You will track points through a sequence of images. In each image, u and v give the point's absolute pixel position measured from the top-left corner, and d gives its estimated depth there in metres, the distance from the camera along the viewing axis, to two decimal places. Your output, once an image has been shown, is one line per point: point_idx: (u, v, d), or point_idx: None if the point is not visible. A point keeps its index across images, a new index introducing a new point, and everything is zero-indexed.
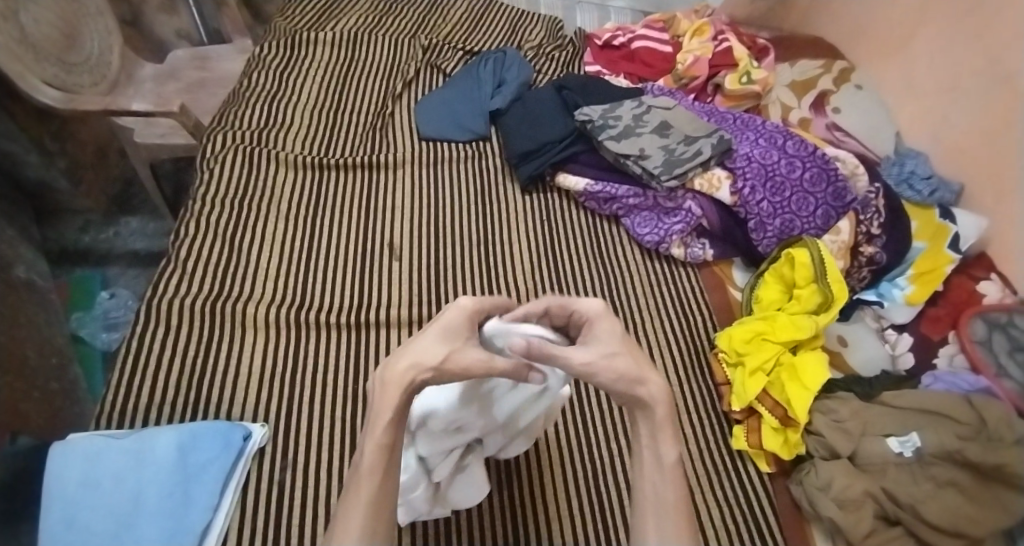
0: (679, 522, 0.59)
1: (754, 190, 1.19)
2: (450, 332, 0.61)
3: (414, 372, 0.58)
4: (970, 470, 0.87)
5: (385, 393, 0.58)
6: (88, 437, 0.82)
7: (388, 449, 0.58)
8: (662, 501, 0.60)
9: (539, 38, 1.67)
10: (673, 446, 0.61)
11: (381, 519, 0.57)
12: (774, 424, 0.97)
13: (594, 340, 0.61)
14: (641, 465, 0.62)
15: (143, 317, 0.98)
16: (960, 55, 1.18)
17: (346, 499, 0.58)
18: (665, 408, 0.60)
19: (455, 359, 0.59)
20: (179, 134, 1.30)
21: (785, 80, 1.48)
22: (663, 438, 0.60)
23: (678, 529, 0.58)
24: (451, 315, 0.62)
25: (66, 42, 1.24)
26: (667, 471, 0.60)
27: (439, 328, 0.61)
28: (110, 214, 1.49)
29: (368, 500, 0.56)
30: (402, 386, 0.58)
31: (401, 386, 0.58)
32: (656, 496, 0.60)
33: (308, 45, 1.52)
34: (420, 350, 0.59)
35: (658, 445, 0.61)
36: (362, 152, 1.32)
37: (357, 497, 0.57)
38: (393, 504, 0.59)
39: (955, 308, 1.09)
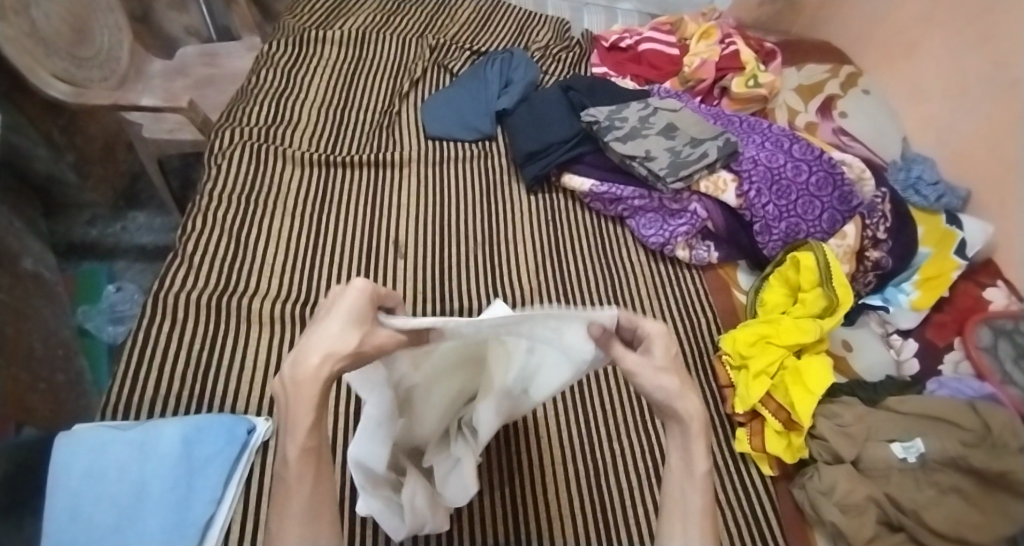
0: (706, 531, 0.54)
1: (759, 193, 1.18)
2: (360, 315, 0.50)
3: (329, 367, 0.48)
4: (974, 478, 0.86)
5: (299, 397, 0.48)
6: (94, 428, 0.83)
7: (316, 451, 0.50)
8: (690, 508, 0.55)
9: (546, 39, 1.68)
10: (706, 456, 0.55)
11: (324, 528, 0.50)
12: (777, 428, 0.97)
13: (646, 355, 0.57)
14: (669, 471, 0.58)
15: (148, 311, 0.99)
16: (968, 61, 1.18)
17: (277, 506, 0.51)
18: (696, 415, 0.55)
19: (373, 340, 0.50)
20: (187, 130, 1.30)
21: (792, 84, 1.48)
22: (694, 446, 0.56)
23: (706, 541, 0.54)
24: (348, 299, 0.50)
25: (77, 37, 1.24)
26: (698, 481, 0.55)
27: (342, 315, 0.50)
28: (117, 209, 1.50)
29: (305, 494, 0.50)
30: (319, 382, 0.48)
31: (315, 385, 0.48)
32: (683, 505, 0.56)
33: (316, 43, 1.52)
34: (327, 340, 0.49)
35: (689, 453, 0.56)
36: (369, 150, 1.32)
37: (289, 508, 0.50)
38: (333, 502, 0.52)
39: (961, 314, 1.08)
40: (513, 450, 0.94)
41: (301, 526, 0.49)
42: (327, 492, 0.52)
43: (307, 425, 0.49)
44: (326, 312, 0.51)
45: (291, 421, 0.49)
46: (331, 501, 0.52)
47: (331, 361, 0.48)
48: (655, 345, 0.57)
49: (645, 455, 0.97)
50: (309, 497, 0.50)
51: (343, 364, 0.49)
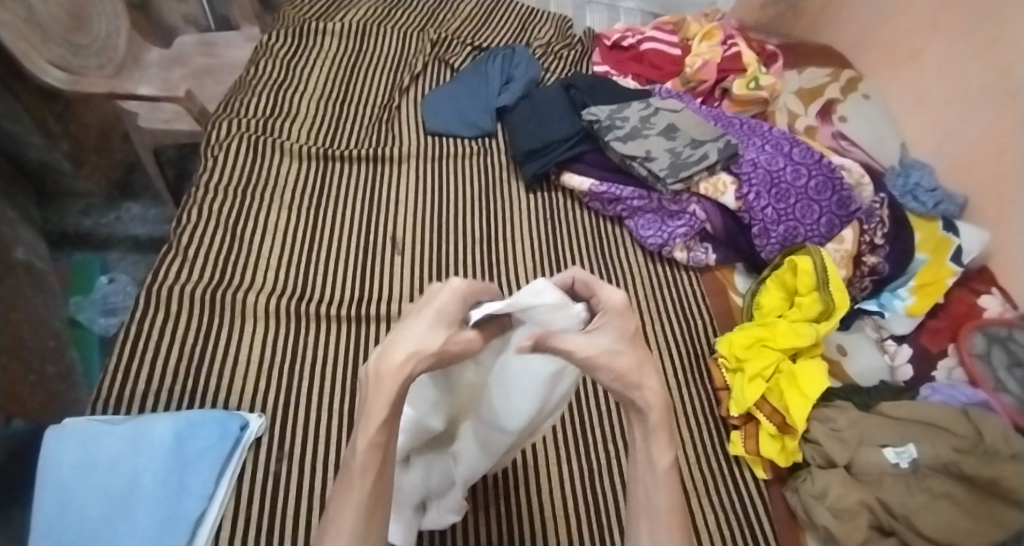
0: (673, 524, 0.57)
1: (759, 196, 1.18)
2: (447, 315, 0.56)
3: (412, 364, 0.54)
4: (966, 484, 0.87)
5: (379, 387, 0.53)
6: (85, 421, 0.82)
7: (382, 450, 0.55)
8: (656, 505, 0.58)
9: (548, 36, 1.67)
10: (668, 452, 0.58)
11: (372, 531, 0.54)
12: (771, 431, 0.97)
13: (600, 333, 0.58)
14: (637, 469, 0.60)
15: (142, 304, 0.98)
16: (968, 68, 1.18)
17: (337, 499, 0.55)
18: (657, 409, 0.58)
19: (456, 341, 0.56)
20: (184, 120, 1.29)
21: (792, 87, 1.47)
22: (658, 444, 0.58)
23: (673, 535, 0.57)
24: (443, 298, 0.57)
25: (73, 23, 1.23)
26: (661, 476, 0.58)
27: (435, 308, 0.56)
28: (112, 199, 1.48)
29: (364, 491, 0.54)
30: (402, 377, 0.53)
31: (396, 379, 0.53)
32: (649, 503, 0.58)
33: (317, 35, 1.51)
34: (416, 338, 0.54)
35: (651, 451, 0.58)
36: (368, 144, 1.31)
37: (347, 502, 0.54)
38: (385, 506, 0.56)
39: (954, 321, 1.09)
40: None
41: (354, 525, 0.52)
42: (383, 496, 0.56)
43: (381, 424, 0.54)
44: (417, 312, 0.57)
45: (368, 418, 0.54)
46: (384, 504, 0.56)
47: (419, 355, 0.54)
48: (610, 321, 0.58)
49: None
50: (369, 496, 0.54)
51: (427, 362, 0.55)
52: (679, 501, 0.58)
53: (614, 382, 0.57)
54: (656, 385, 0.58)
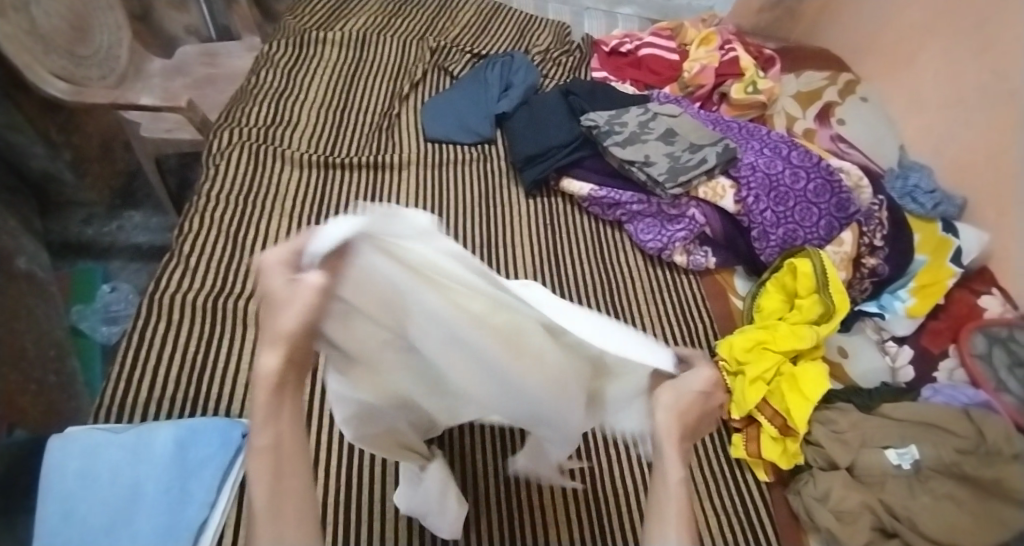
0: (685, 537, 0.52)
1: (758, 199, 1.19)
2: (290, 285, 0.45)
3: (280, 352, 0.45)
4: (968, 485, 0.87)
5: (255, 386, 0.46)
6: (87, 430, 0.83)
7: (275, 446, 0.46)
8: (667, 512, 0.53)
9: (546, 43, 1.68)
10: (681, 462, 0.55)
11: (291, 532, 0.46)
12: (773, 433, 0.98)
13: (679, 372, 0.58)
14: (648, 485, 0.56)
15: (144, 312, 0.98)
16: (966, 71, 1.18)
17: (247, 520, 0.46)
18: (669, 429, 0.55)
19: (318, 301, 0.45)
20: (186, 129, 1.30)
21: (790, 91, 1.48)
22: (667, 454, 0.55)
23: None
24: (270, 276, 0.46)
25: (76, 35, 1.24)
26: (673, 485, 0.54)
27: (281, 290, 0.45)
28: (114, 208, 1.49)
29: (272, 486, 0.46)
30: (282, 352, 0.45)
31: (266, 373, 0.45)
32: (660, 510, 0.53)
33: (317, 44, 1.52)
34: (275, 320, 0.45)
35: (661, 461, 0.55)
36: (367, 152, 1.32)
37: (252, 507, 0.45)
38: (302, 499, 0.47)
39: (955, 322, 1.09)
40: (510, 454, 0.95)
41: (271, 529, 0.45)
42: (300, 490, 0.47)
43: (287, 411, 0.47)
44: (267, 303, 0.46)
45: (267, 410, 0.46)
46: (302, 497, 0.48)
47: (292, 340, 0.45)
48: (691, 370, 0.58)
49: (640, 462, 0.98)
50: (272, 493, 0.46)
51: (298, 336, 0.45)
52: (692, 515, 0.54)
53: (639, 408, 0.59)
54: (670, 413, 0.56)
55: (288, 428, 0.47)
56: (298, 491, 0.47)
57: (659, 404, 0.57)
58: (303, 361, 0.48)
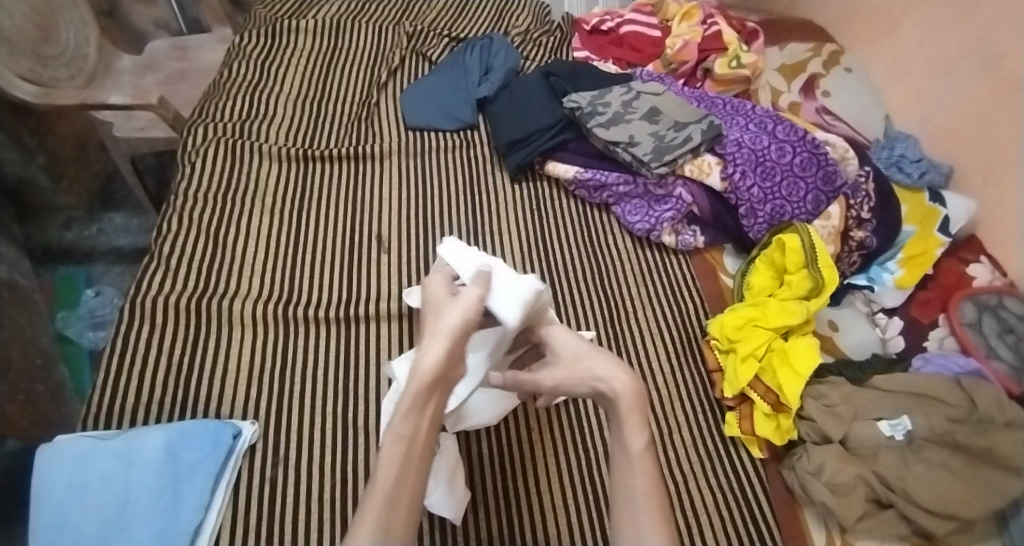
0: (658, 517, 0.61)
1: (744, 175, 1.17)
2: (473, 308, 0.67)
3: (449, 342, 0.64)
4: (961, 454, 0.88)
5: (421, 397, 0.62)
6: (75, 439, 0.81)
7: (405, 441, 0.61)
8: (634, 493, 0.62)
9: (526, 23, 1.65)
10: (641, 434, 0.64)
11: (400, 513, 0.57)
12: (766, 410, 0.97)
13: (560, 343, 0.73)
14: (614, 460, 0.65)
15: (127, 317, 0.97)
16: (951, 36, 1.17)
17: (368, 506, 0.57)
18: (628, 397, 0.65)
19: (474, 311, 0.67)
20: (160, 127, 1.26)
21: (774, 64, 1.46)
22: (628, 428, 0.64)
23: (654, 520, 0.61)
24: (443, 299, 0.69)
25: (41, 34, 1.20)
26: (637, 461, 0.63)
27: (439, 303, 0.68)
28: (93, 210, 1.47)
29: (399, 461, 0.59)
30: (451, 353, 0.63)
31: (424, 385, 0.62)
32: (629, 489, 0.63)
33: (290, 34, 1.49)
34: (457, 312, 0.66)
35: (625, 437, 0.64)
36: (347, 143, 1.30)
37: (378, 487, 0.58)
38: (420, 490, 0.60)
39: (945, 291, 1.09)
40: (500, 444, 0.94)
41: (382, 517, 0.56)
42: (414, 488, 0.59)
43: (427, 411, 0.63)
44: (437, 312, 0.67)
45: (415, 407, 0.62)
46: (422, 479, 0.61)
47: (453, 351, 0.64)
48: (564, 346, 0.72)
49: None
50: (396, 477, 0.59)
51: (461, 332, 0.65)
52: (658, 487, 0.63)
53: (582, 376, 0.69)
54: (620, 374, 0.66)
55: (419, 431, 0.62)
56: (413, 485, 0.59)
57: (602, 372, 0.67)
58: (451, 369, 0.65)
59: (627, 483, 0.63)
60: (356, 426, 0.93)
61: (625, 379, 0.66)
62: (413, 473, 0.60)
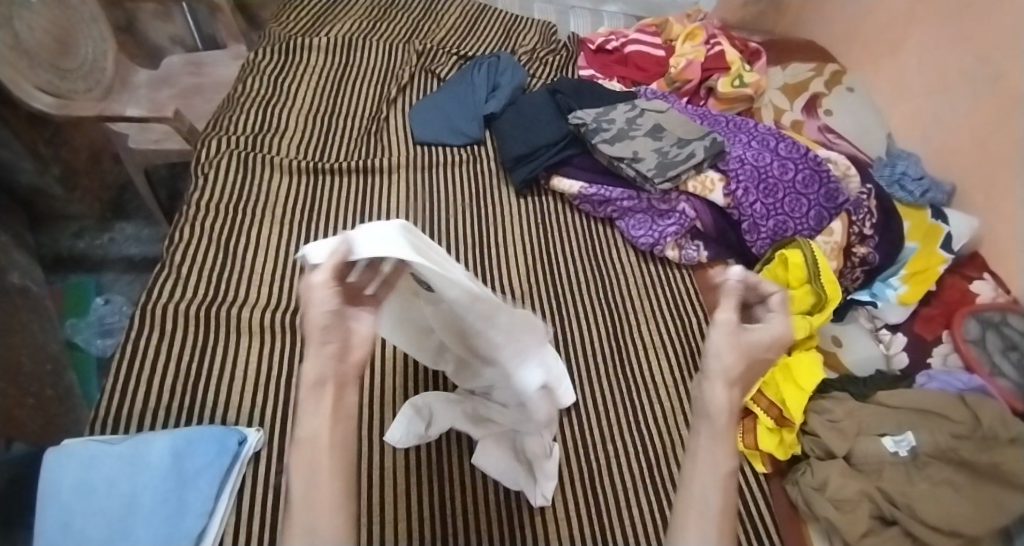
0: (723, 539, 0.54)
1: (747, 192, 1.19)
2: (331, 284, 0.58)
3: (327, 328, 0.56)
4: (967, 471, 0.87)
5: (315, 398, 0.54)
6: (83, 443, 0.82)
7: (308, 444, 0.53)
8: (709, 504, 0.55)
9: (533, 43, 1.68)
10: (727, 453, 0.57)
11: (329, 514, 0.51)
12: (770, 425, 0.98)
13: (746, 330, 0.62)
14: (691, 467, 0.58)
15: (137, 323, 0.98)
16: (952, 57, 1.19)
17: (293, 518, 0.51)
18: (726, 405, 0.59)
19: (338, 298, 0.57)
20: (174, 139, 1.29)
21: (777, 83, 1.49)
22: (717, 444, 0.58)
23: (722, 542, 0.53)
24: (310, 289, 0.57)
25: (60, 48, 1.24)
26: (720, 476, 0.56)
27: (309, 300, 0.57)
28: (104, 220, 1.49)
29: (309, 467, 0.52)
30: (329, 345, 0.55)
31: (311, 384, 0.54)
32: (703, 499, 0.55)
33: (303, 51, 1.52)
34: (317, 306, 0.56)
35: (711, 451, 0.57)
36: (357, 156, 1.32)
37: (293, 497, 0.52)
38: (338, 488, 0.52)
39: (948, 308, 1.09)
40: None
41: (305, 523, 0.50)
42: (336, 485, 0.52)
43: (325, 407, 0.54)
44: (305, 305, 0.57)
45: (309, 411, 0.54)
46: (341, 471, 0.53)
47: (324, 349, 0.55)
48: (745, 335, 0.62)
49: (641, 455, 0.98)
50: (306, 484, 0.52)
51: (333, 314, 0.56)
52: (729, 511, 0.56)
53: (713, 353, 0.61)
54: (724, 384, 0.59)
55: (322, 431, 0.53)
56: (332, 484, 0.52)
57: (722, 369, 0.60)
58: (344, 358, 0.56)
59: (695, 496, 0.56)
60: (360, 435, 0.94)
61: (724, 389, 0.59)
62: (325, 475, 0.52)
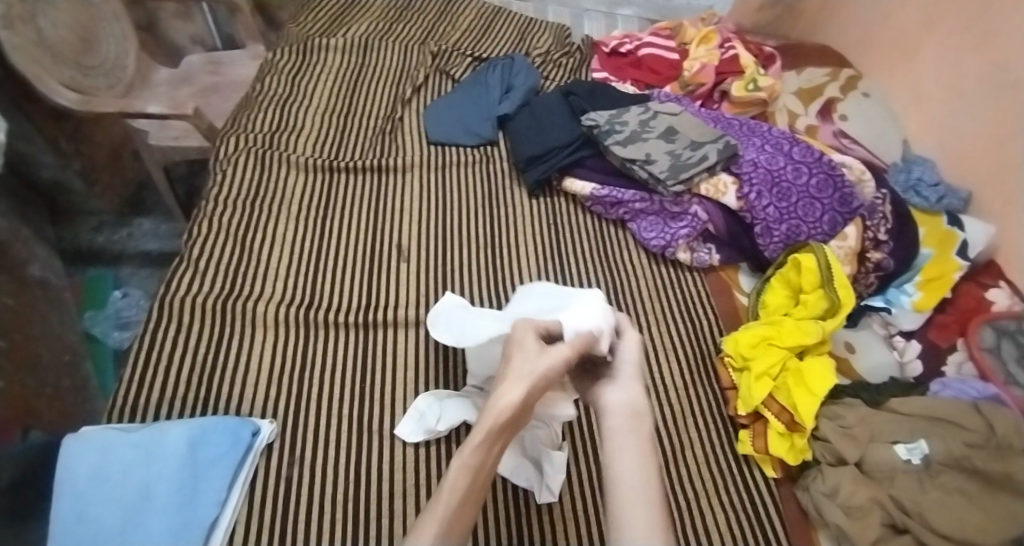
0: (662, 521, 0.53)
1: (760, 195, 1.18)
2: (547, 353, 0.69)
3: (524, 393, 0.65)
4: (980, 479, 0.86)
5: (487, 425, 0.62)
6: (100, 431, 0.83)
7: (473, 469, 0.61)
8: (639, 493, 0.55)
9: (547, 45, 1.69)
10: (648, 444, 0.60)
11: (457, 528, 0.58)
12: (781, 430, 0.96)
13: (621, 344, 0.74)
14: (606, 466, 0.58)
15: (154, 315, 0.99)
16: (969, 63, 1.18)
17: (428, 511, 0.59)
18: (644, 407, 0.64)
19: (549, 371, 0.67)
20: (192, 136, 1.31)
21: (791, 88, 1.48)
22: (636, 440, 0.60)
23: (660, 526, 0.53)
24: (528, 349, 0.70)
25: (83, 46, 1.26)
26: (645, 463, 0.57)
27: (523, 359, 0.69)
28: (123, 215, 1.52)
29: (453, 500, 0.59)
30: (512, 408, 0.63)
31: (501, 421, 0.62)
32: (633, 488, 0.55)
33: (320, 51, 1.54)
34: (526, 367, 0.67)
35: (632, 442, 0.59)
36: (371, 155, 1.33)
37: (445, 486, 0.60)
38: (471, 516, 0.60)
39: (964, 315, 1.08)
40: None
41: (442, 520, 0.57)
42: (471, 506, 0.60)
43: (492, 441, 0.62)
44: (516, 358, 0.69)
45: (482, 439, 0.62)
46: (469, 518, 0.59)
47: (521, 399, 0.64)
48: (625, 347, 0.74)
49: None
50: (458, 490, 0.59)
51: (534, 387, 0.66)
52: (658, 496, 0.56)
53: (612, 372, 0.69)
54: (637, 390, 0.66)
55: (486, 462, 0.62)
56: (470, 500, 0.60)
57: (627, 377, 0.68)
58: (523, 413, 0.66)
59: (631, 483, 0.55)
60: (372, 429, 0.95)
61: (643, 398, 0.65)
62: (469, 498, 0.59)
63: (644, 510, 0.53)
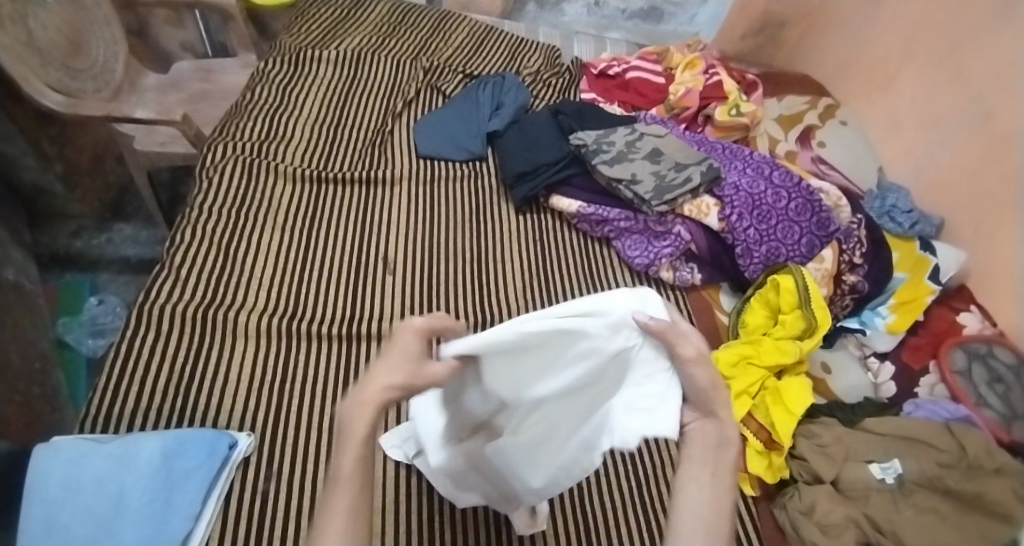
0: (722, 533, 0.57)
1: (741, 217, 1.21)
2: (412, 351, 0.58)
3: (389, 387, 0.56)
4: (951, 499, 0.88)
5: (361, 412, 0.56)
6: (73, 440, 0.82)
7: (367, 464, 0.56)
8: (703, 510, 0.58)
9: (537, 65, 1.72)
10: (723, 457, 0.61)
11: (360, 532, 0.54)
12: (759, 447, 1.00)
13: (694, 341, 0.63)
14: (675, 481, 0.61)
15: (133, 322, 0.98)
16: (943, 96, 1.23)
17: (322, 520, 0.54)
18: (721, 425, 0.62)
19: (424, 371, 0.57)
20: (179, 143, 1.31)
21: (772, 115, 1.52)
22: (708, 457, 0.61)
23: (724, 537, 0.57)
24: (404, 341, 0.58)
25: (72, 48, 1.26)
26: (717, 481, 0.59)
27: (402, 349, 0.58)
28: (103, 220, 1.50)
29: (346, 513, 0.54)
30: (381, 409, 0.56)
31: (375, 405, 0.56)
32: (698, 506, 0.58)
33: (312, 62, 1.55)
34: (392, 367, 0.57)
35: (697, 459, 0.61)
36: (359, 167, 1.34)
37: (339, 478, 0.55)
38: (371, 508, 0.56)
39: (936, 338, 1.11)
40: None
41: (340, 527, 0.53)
42: (365, 502, 0.55)
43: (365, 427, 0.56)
44: (389, 348, 0.58)
45: (354, 436, 0.55)
46: (368, 524, 0.56)
47: (391, 384, 0.56)
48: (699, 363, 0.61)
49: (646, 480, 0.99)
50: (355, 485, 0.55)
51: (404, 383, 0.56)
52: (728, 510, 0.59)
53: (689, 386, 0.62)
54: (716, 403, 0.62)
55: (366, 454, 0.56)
56: (361, 493, 0.55)
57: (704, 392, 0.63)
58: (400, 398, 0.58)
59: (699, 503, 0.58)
60: None
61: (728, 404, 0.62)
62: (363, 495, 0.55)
63: (707, 528, 0.57)
